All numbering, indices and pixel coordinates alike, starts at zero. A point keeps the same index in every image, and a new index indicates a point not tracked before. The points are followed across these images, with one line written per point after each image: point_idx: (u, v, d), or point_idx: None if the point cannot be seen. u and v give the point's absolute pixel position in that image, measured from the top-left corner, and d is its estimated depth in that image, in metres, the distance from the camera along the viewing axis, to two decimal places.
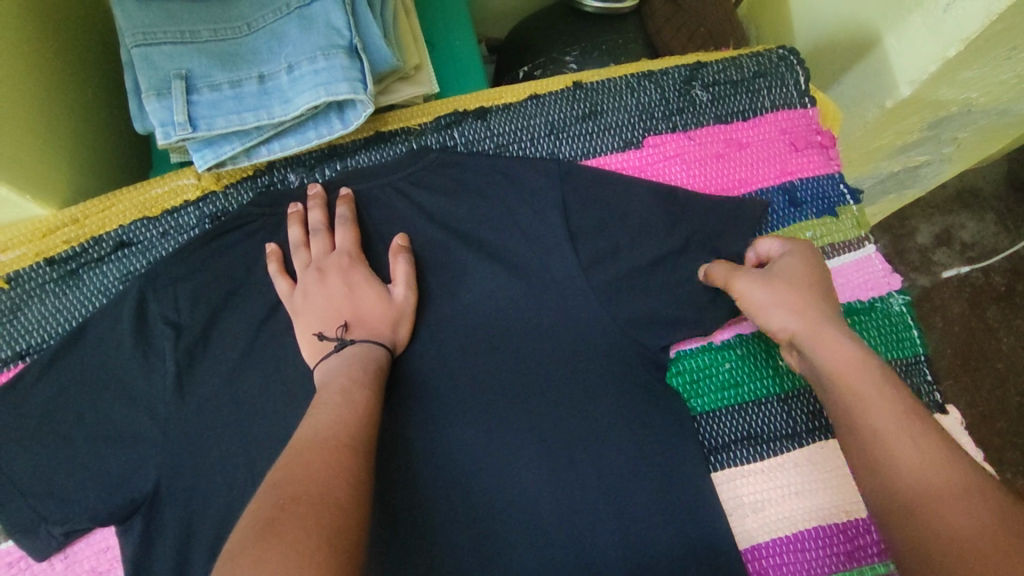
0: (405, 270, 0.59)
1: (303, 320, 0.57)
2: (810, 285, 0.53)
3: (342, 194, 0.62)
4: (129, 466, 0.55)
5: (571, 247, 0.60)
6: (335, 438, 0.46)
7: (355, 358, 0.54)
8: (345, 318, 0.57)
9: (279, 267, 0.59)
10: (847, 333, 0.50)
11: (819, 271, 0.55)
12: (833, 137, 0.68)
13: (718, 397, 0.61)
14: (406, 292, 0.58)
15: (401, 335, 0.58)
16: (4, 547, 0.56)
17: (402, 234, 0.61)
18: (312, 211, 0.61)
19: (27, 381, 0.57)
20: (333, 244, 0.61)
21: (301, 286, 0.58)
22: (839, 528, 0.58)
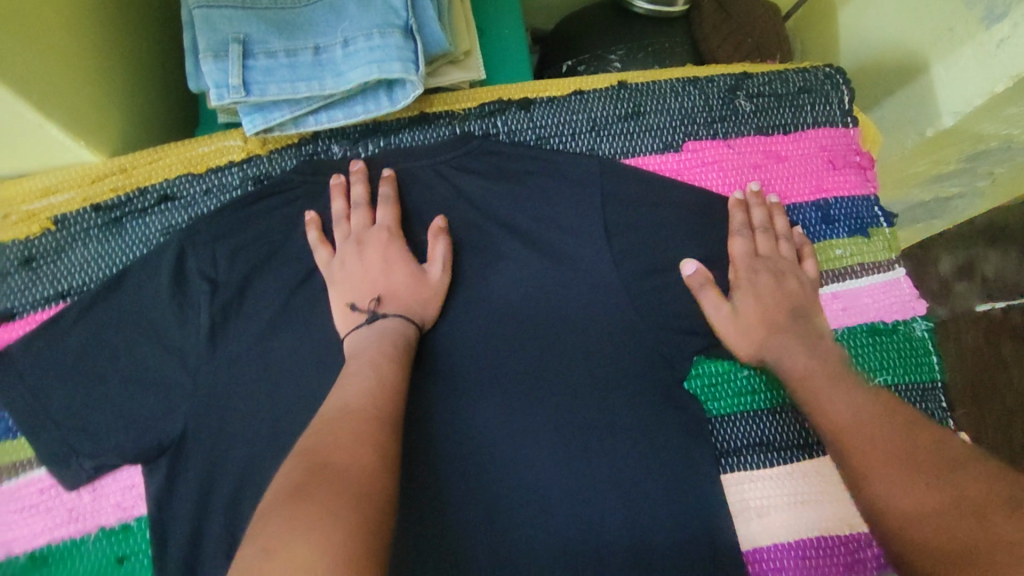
0: (442, 251, 0.61)
1: (340, 289, 0.58)
2: (776, 316, 0.58)
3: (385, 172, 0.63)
4: (159, 410, 0.57)
5: (606, 241, 0.62)
6: (365, 410, 0.47)
7: (386, 332, 0.55)
8: (379, 292, 0.58)
9: (318, 236, 0.61)
10: (812, 352, 0.55)
11: (783, 300, 0.60)
12: (871, 159, 0.68)
13: (735, 401, 0.60)
14: (442, 273, 0.60)
15: (430, 311, 0.59)
16: (38, 474, 0.56)
17: (442, 216, 0.63)
18: (354, 185, 0.63)
19: (69, 320, 0.58)
20: (373, 219, 0.62)
21: (340, 256, 0.60)
22: (841, 540, 0.57)
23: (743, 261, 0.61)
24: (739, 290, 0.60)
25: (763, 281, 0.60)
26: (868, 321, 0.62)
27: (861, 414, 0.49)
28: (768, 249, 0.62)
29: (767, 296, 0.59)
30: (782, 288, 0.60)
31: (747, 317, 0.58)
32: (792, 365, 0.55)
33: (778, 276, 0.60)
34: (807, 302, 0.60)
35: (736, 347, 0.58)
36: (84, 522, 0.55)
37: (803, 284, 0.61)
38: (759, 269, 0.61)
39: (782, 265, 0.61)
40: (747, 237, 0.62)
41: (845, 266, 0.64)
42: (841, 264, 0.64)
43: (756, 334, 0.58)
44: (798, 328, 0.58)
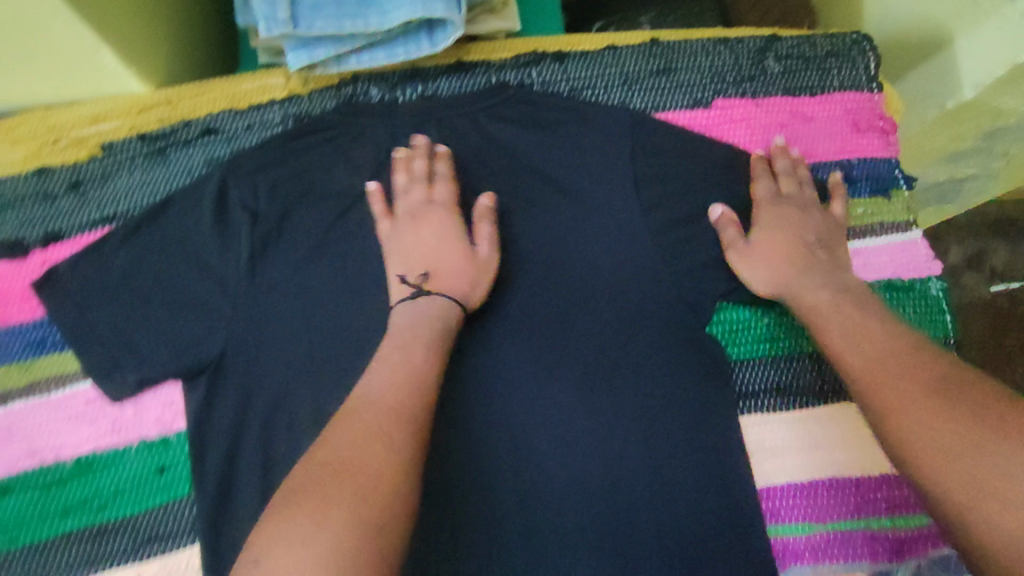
0: (490, 230, 0.61)
1: (394, 260, 0.60)
2: (795, 246, 0.61)
3: (441, 152, 0.63)
4: (200, 332, 0.59)
5: (634, 191, 0.63)
6: (386, 398, 0.48)
7: (429, 309, 0.56)
8: (427, 268, 0.59)
9: (382, 208, 0.62)
10: (825, 285, 0.58)
11: (803, 231, 0.62)
12: (895, 124, 0.69)
13: (754, 347, 0.62)
14: (490, 253, 0.61)
15: (475, 294, 0.59)
16: (84, 387, 0.58)
17: (487, 194, 0.63)
18: (417, 160, 0.63)
19: (116, 242, 0.60)
20: (432, 195, 0.63)
21: (399, 228, 0.61)
22: (852, 482, 0.59)
23: (764, 199, 0.64)
24: (759, 225, 0.62)
25: (783, 215, 0.62)
26: (885, 279, 0.64)
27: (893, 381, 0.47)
28: (791, 192, 0.64)
29: (787, 229, 0.62)
30: (801, 224, 0.62)
31: (763, 247, 0.61)
32: (808, 296, 0.58)
33: (799, 211, 0.63)
34: (827, 238, 0.62)
35: (753, 283, 0.60)
36: (127, 434, 0.57)
37: (827, 221, 0.63)
38: (781, 206, 0.63)
39: (803, 203, 0.64)
40: (768, 178, 0.65)
41: (865, 225, 0.66)
42: (861, 222, 0.66)
43: (775, 268, 0.60)
44: (814, 262, 0.60)
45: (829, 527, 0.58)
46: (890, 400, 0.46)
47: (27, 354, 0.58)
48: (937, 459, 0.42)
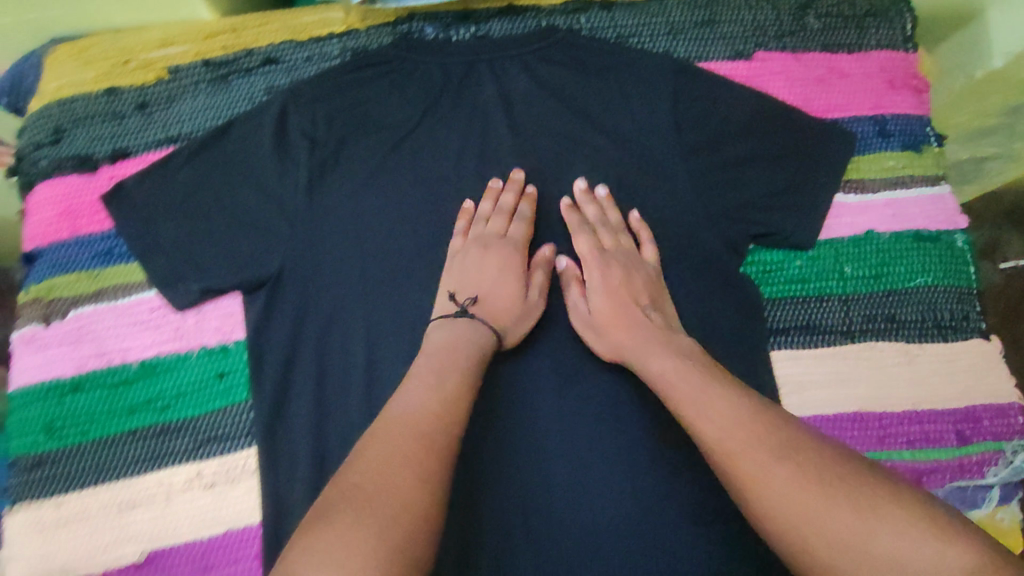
0: (542, 280, 0.61)
1: (450, 278, 0.60)
2: (630, 304, 0.58)
3: (529, 192, 0.65)
4: (259, 249, 0.62)
5: (675, 135, 0.66)
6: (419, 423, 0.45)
7: (467, 330, 0.55)
8: (478, 293, 0.59)
9: (463, 227, 0.63)
10: (666, 349, 0.52)
11: (641, 287, 0.59)
12: (927, 84, 0.71)
13: (786, 287, 0.65)
14: (537, 298, 0.61)
15: (513, 332, 0.58)
16: (148, 297, 0.61)
17: (549, 245, 0.64)
18: (506, 193, 0.64)
19: (180, 162, 0.63)
20: (508, 229, 0.63)
21: (465, 251, 0.62)
22: (875, 416, 0.62)
23: (591, 257, 0.62)
24: (592, 287, 0.60)
25: (613, 274, 0.60)
26: (913, 229, 0.67)
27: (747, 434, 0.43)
28: (612, 246, 0.62)
29: (617, 287, 0.59)
30: (631, 283, 0.60)
31: (601, 310, 0.59)
32: (644, 365, 0.53)
33: (626, 269, 0.60)
34: (656, 291, 0.59)
35: (596, 347, 0.58)
36: (187, 340, 0.61)
37: (648, 273, 0.61)
38: (607, 264, 0.61)
39: (628, 257, 0.62)
40: (588, 235, 0.63)
41: (896, 176, 0.68)
42: (892, 175, 0.68)
43: (612, 332, 0.57)
44: (648, 323, 0.56)
45: None
46: (748, 455, 0.41)
47: (95, 264, 0.61)
48: (804, 520, 0.38)
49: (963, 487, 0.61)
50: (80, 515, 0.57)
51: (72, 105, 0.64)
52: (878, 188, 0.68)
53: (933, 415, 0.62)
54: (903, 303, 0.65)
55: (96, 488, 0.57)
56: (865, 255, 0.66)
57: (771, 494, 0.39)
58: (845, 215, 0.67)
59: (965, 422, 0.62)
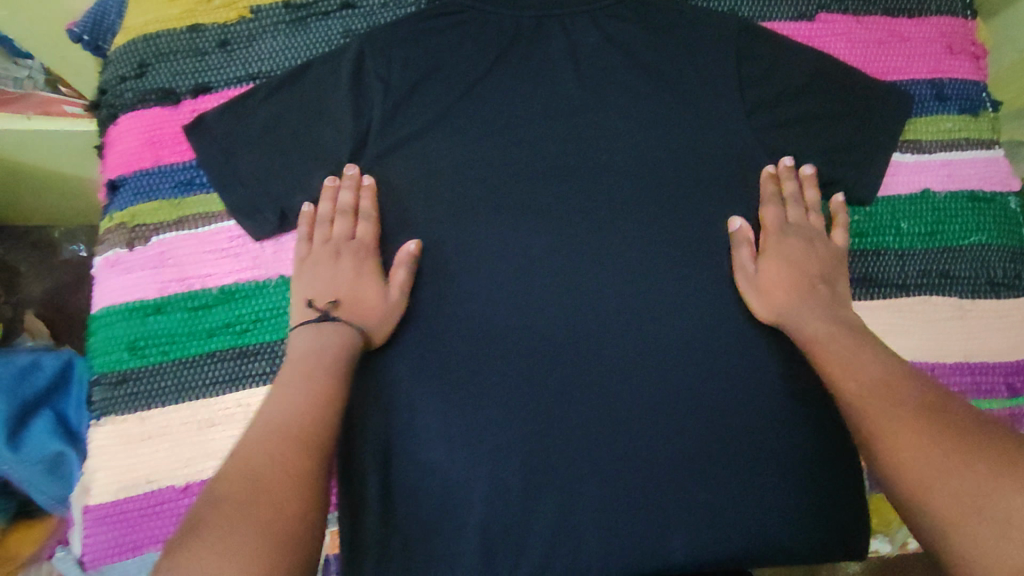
0: (402, 278, 0.62)
1: (304, 285, 0.62)
2: (803, 279, 0.64)
3: (366, 183, 0.63)
4: (334, 184, 0.63)
5: (740, 92, 0.67)
6: (297, 426, 0.49)
7: (322, 334, 0.58)
8: (338, 296, 0.61)
9: (308, 230, 0.63)
10: (819, 315, 0.61)
11: (820, 264, 0.65)
12: (985, 51, 0.73)
13: (843, 241, 0.67)
14: (400, 296, 0.62)
15: (380, 330, 0.60)
16: (227, 226, 0.63)
17: (414, 241, 0.63)
18: (344, 191, 0.63)
19: (258, 99, 0.64)
20: (355, 229, 0.63)
21: (317, 256, 0.62)
22: (928, 367, 0.64)
23: (772, 227, 0.66)
24: (768, 254, 0.65)
25: (791, 248, 0.65)
26: (968, 190, 0.68)
27: (878, 387, 0.50)
28: (799, 221, 0.66)
29: (793, 261, 0.64)
30: (807, 261, 0.65)
31: (775, 278, 0.64)
32: (806, 328, 0.60)
33: (806, 244, 0.65)
34: (834, 267, 0.65)
35: (756, 307, 0.63)
36: (266, 270, 0.63)
37: (829, 254, 0.65)
38: (784, 237, 0.66)
39: (809, 234, 0.66)
40: (778, 205, 0.66)
41: (952, 139, 0.70)
42: (949, 136, 0.70)
43: (777, 297, 0.63)
44: (818, 299, 0.62)
45: None
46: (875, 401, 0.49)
47: (177, 194, 0.64)
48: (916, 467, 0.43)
49: None
50: (163, 430, 0.59)
51: (156, 40, 0.66)
52: (935, 148, 0.69)
53: (984, 367, 0.64)
54: (957, 260, 0.67)
55: (179, 405, 0.60)
56: (920, 213, 0.68)
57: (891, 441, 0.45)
58: (901, 174, 0.69)
59: (1014, 375, 0.65)
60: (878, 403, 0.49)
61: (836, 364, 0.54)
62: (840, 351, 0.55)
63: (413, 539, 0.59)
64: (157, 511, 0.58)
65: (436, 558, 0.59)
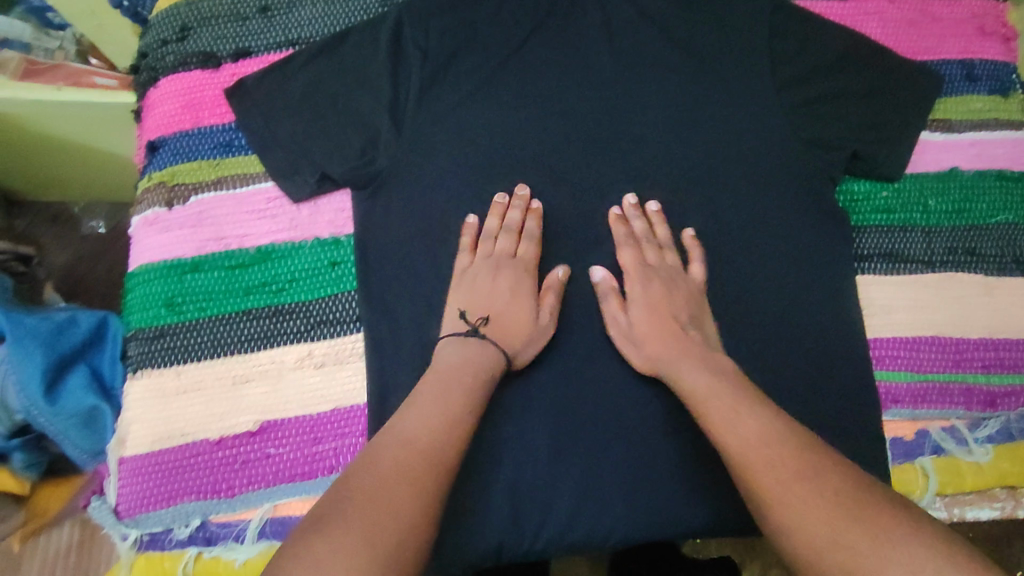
0: (554, 304, 0.61)
1: (459, 294, 0.60)
2: (672, 320, 0.59)
3: (535, 207, 0.64)
4: (370, 147, 0.64)
5: (770, 68, 0.68)
6: (424, 443, 0.46)
7: (477, 348, 0.55)
8: (490, 313, 0.59)
9: (469, 243, 0.63)
10: (700, 363, 0.55)
11: (687, 303, 0.61)
12: (1016, 33, 0.73)
13: (871, 216, 0.68)
14: (549, 321, 0.60)
15: (524, 355, 0.59)
16: (265, 188, 0.65)
17: (565, 266, 0.63)
18: (512, 210, 0.63)
19: (298, 63, 0.65)
20: (517, 249, 0.63)
21: (474, 270, 0.61)
22: (954, 341, 0.64)
23: (633, 271, 0.63)
24: (634, 301, 0.61)
25: (654, 290, 0.61)
26: (997, 169, 0.69)
27: (767, 437, 0.47)
28: (657, 260, 0.63)
29: (656, 302, 0.61)
30: (675, 304, 0.61)
31: (641, 326, 0.60)
32: (688, 378, 0.54)
33: (667, 284, 0.62)
34: (696, 308, 0.61)
35: (630, 357, 0.60)
36: (301, 231, 0.64)
37: (691, 291, 0.62)
38: (649, 279, 0.62)
39: (670, 273, 0.63)
40: (633, 247, 0.64)
41: (981, 119, 0.70)
42: (979, 116, 0.70)
43: (649, 345, 0.59)
44: (686, 341, 0.58)
45: (930, 377, 0.64)
46: (755, 455, 0.46)
47: (216, 154, 0.65)
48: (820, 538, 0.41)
49: None
50: (198, 385, 0.60)
51: (199, 5, 0.68)
52: (964, 128, 0.70)
53: (1010, 344, 0.65)
54: (984, 237, 0.67)
55: (216, 361, 0.61)
56: (948, 190, 0.68)
57: (790, 507, 0.43)
58: (929, 152, 0.69)
59: None
60: (764, 457, 0.46)
61: (716, 416, 0.50)
62: (723, 397, 0.51)
63: None
64: (190, 463, 0.58)
65: (462, 518, 0.59)
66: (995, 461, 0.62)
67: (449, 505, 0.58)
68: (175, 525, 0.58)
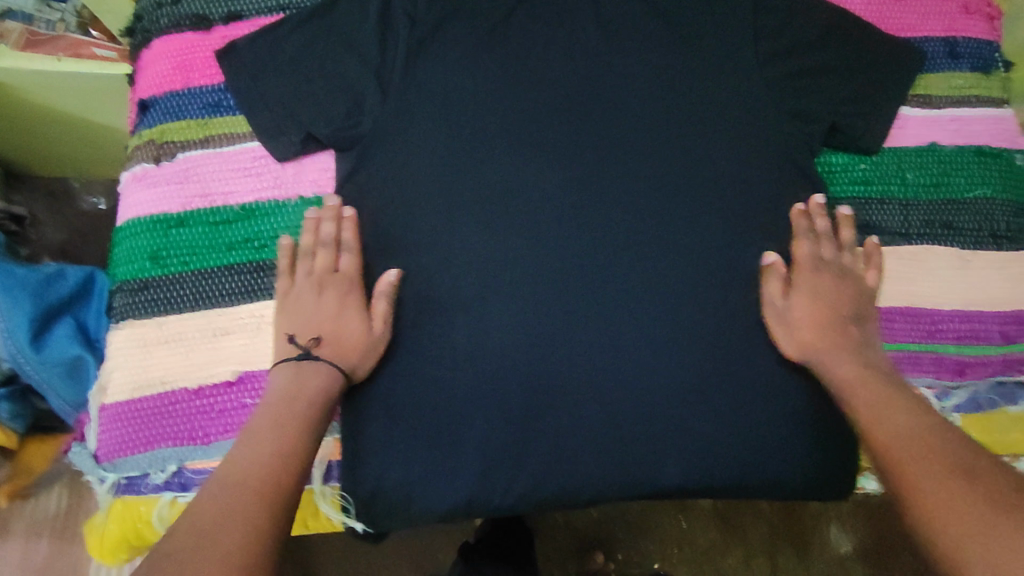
0: (385, 311, 0.61)
1: (284, 319, 0.61)
2: (837, 320, 0.63)
3: (347, 216, 0.63)
4: (355, 109, 0.65)
5: (754, 42, 0.69)
6: (266, 474, 0.50)
7: (303, 375, 0.57)
8: (321, 332, 0.60)
9: (286, 263, 0.63)
10: (858, 360, 0.61)
11: (852, 305, 0.64)
12: (1000, 12, 0.74)
13: (848, 189, 0.68)
14: (383, 330, 0.61)
15: (362, 367, 0.60)
16: (250, 147, 0.66)
17: (393, 269, 0.63)
18: (324, 224, 0.63)
19: (286, 26, 0.67)
20: (337, 262, 0.63)
21: (296, 290, 0.61)
22: (927, 313, 0.65)
23: (807, 262, 0.65)
24: (798, 289, 0.64)
25: (823, 283, 0.64)
26: (977, 145, 0.70)
27: (910, 428, 0.53)
28: (834, 257, 0.65)
29: (823, 298, 0.64)
30: (837, 300, 0.64)
31: (801, 311, 0.63)
32: (839, 370, 0.60)
33: (837, 282, 0.65)
34: (863, 309, 0.64)
35: (786, 340, 0.63)
36: (287, 189, 0.66)
37: (857, 295, 0.65)
38: (817, 271, 0.64)
39: (838, 270, 0.65)
40: (811, 238, 0.65)
41: (962, 95, 0.71)
42: (959, 93, 0.71)
43: (807, 333, 0.62)
44: (849, 340, 0.62)
45: (902, 347, 0.64)
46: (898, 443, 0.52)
47: (204, 114, 0.66)
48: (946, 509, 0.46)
49: (1005, 381, 0.65)
50: (177, 336, 0.61)
51: None
52: (945, 104, 0.71)
53: (982, 315, 0.66)
54: (961, 211, 0.68)
55: (196, 312, 0.62)
56: (927, 164, 0.69)
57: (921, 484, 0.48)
58: (909, 126, 0.70)
59: (1012, 323, 0.66)
60: (902, 443, 0.52)
61: (873, 411, 0.56)
62: (874, 394, 0.57)
63: (413, 454, 0.60)
64: (168, 410, 0.60)
65: (437, 472, 0.60)
66: (962, 428, 0.64)
67: (422, 457, 0.60)
68: (151, 470, 0.59)
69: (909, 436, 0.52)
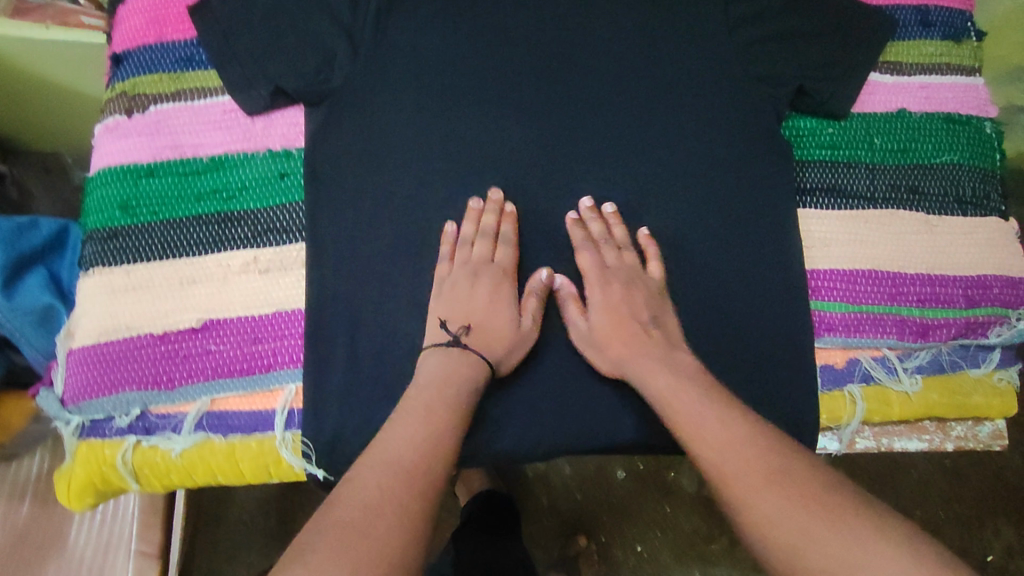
0: (536, 306, 0.62)
1: (439, 304, 0.61)
2: (640, 327, 0.60)
3: (508, 210, 0.64)
4: (324, 65, 0.65)
5: (724, 7, 0.69)
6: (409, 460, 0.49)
7: (458, 360, 0.57)
8: (472, 321, 0.60)
9: (449, 252, 0.63)
10: (664, 364, 0.57)
11: (654, 304, 0.61)
12: None
13: (815, 152, 0.69)
14: (532, 324, 0.61)
15: (508, 361, 0.60)
16: (221, 102, 0.67)
17: (546, 269, 0.63)
18: (486, 214, 0.63)
19: None
20: (493, 253, 0.63)
21: (453, 278, 0.62)
22: (890, 276, 0.65)
23: (593, 275, 0.63)
24: (593, 306, 0.62)
25: (613, 292, 0.62)
26: (945, 112, 0.70)
27: (740, 437, 0.51)
28: (617, 260, 0.63)
29: (617, 305, 0.61)
30: (633, 306, 0.61)
31: (600, 329, 0.61)
32: (647, 385, 0.57)
33: (627, 286, 0.62)
34: (658, 308, 0.61)
35: (595, 361, 0.61)
36: (254, 142, 0.66)
37: (651, 291, 0.62)
38: (608, 282, 0.62)
39: (628, 274, 0.63)
40: (591, 250, 0.63)
41: (933, 63, 0.71)
42: (930, 60, 0.71)
43: (613, 347, 0.60)
44: (653, 344, 0.59)
45: (864, 309, 0.65)
46: (731, 460, 0.50)
47: (176, 68, 0.67)
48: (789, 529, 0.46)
49: (966, 345, 0.66)
50: (146, 283, 0.62)
51: None
52: (915, 71, 0.71)
53: (946, 280, 0.66)
54: (928, 176, 0.68)
55: (164, 261, 0.63)
56: (894, 130, 0.69)
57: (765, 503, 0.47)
58: (879, 92, 0.70)
59: (976, 288, 0.66)
60: (732, 460, 0.50)
61: (681, 424, 0.53)
62: (687, 401, 0.54)
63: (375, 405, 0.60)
64: (135, 355, 0.61)
65: None
66: (924, 391, 0.65)
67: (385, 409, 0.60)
68: (116, 413, 0.60)
69: (734, 450, 0.50)
